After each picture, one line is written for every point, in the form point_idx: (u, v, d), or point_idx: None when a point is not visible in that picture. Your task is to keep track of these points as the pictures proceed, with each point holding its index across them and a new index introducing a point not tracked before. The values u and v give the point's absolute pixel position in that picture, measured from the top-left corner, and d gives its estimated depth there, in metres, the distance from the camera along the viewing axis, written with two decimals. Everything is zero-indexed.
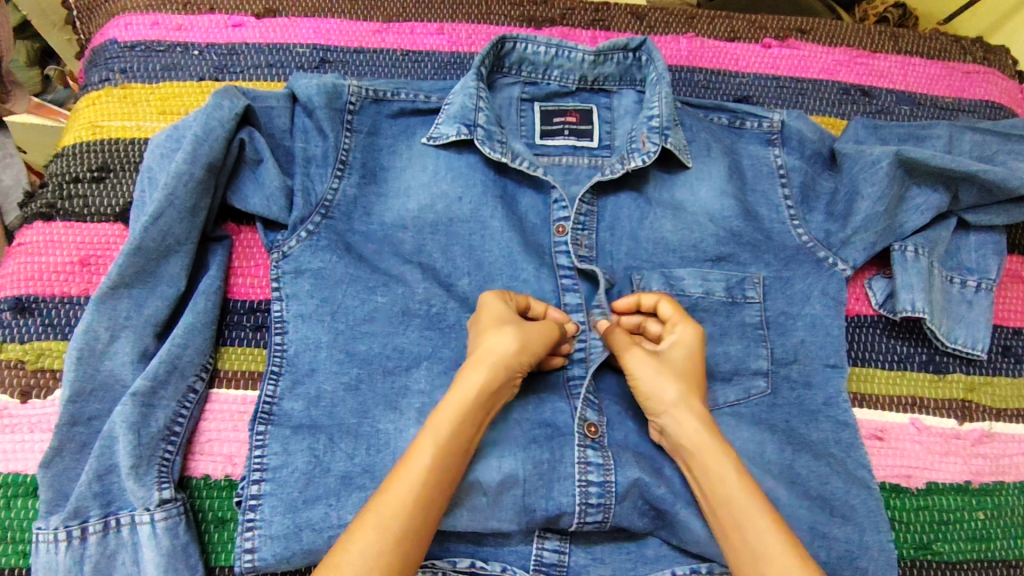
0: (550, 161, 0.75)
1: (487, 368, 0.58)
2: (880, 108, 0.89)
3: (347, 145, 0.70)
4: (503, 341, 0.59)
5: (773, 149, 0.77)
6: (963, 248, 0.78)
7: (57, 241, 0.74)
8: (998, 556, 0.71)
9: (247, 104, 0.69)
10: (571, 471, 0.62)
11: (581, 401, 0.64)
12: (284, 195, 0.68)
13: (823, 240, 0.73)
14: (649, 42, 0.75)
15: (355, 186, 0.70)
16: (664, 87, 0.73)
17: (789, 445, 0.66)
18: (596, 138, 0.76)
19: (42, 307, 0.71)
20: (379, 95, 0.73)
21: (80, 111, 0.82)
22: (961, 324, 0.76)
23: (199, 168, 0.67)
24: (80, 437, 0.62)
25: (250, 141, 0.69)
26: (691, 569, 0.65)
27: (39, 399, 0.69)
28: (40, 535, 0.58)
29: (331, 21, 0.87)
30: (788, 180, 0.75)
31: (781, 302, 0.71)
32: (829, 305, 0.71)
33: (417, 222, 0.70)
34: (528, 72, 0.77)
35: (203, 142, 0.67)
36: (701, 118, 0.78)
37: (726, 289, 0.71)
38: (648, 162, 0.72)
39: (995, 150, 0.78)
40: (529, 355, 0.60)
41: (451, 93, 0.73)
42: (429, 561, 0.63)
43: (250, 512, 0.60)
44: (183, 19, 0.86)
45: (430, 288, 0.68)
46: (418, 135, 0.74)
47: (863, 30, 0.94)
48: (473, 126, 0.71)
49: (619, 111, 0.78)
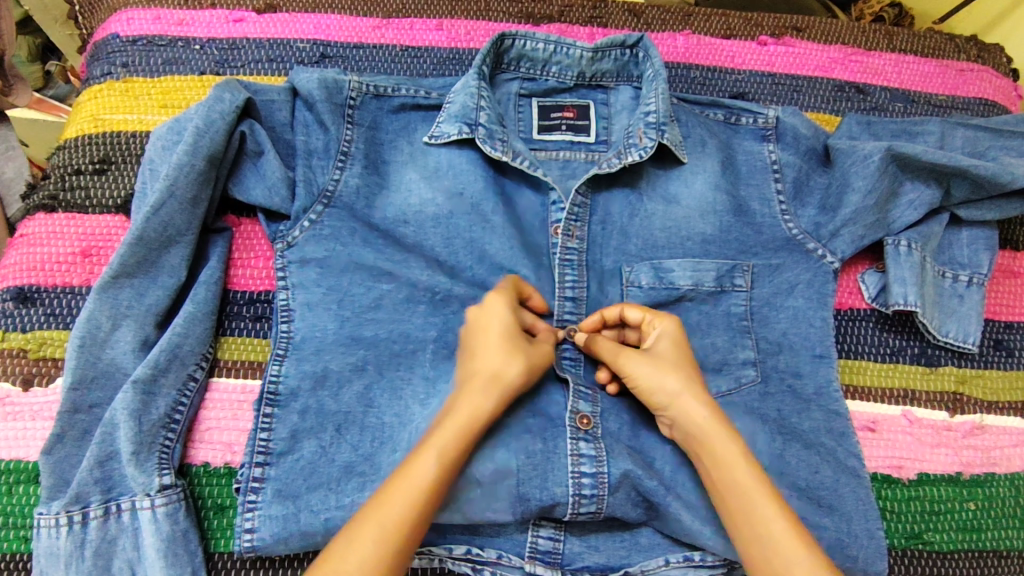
0: (548, 156, 0.76)
1: (494, 390, 0.59)
2: (874, 105, 0.90)
3: (348, 138, 0.71)
4: (513, 366, 0.60)
5: (768, 144, 0.77)
6: (956, 243, 0.79)
7: (58, 232, 0.75)
8: (989, 546, 0.72)
9: (248, 98, 0.70)
10: (564, 461, 0.62)
11: (573, 394, 0.65)
12: (286, 186, 0.69)
13: (813, 233, 0.74)
14: (646, 38, 0.76)
15: (357, 176, 0.70)
16: (660, 84, 0.74)
17: (781, 436, 0.67)
18: (593, 134, 0.77)
19: (44, 297, 0.72)
20: (379, 91, 0.74)
21: (82, 104, 0.83)
22: (953, 317, 0.77)
23: (201, 158, 0.68)
24: (82, 424, 0.63)
25: (250, 134, 0.70)
26: (684, 557, 0.66)
27: (41, 387, 0.69)
28: (41, 519, 0.59)
29: (332, 16, 0.88)
30: (780, 176, 0.76)
31: (777, 297, 0.72)
32: (822, 299, 0.72)
33: (416, 216, 0.71)
34: (527, 68, 0.78)
35: (205, 133, 0.67)
36: (698, 114, 0.79)
37: (716, 279, 0.72)
38: (645, 157, 0.72)
39: (986, 146, 0.79)
40: (531, 380, 0.62)
41: (451, 91, 0.74)
42: (426, 548, 0.65)
43: (251, 494, 0.61)
44: (184, 14, 0.87)
45: (431, 278, 0.69)
46: (419, 132, 0.74)
47: (858, 28, 0.95)
48: (474, 124, 0.72)
49: (617, 107, 0.78)
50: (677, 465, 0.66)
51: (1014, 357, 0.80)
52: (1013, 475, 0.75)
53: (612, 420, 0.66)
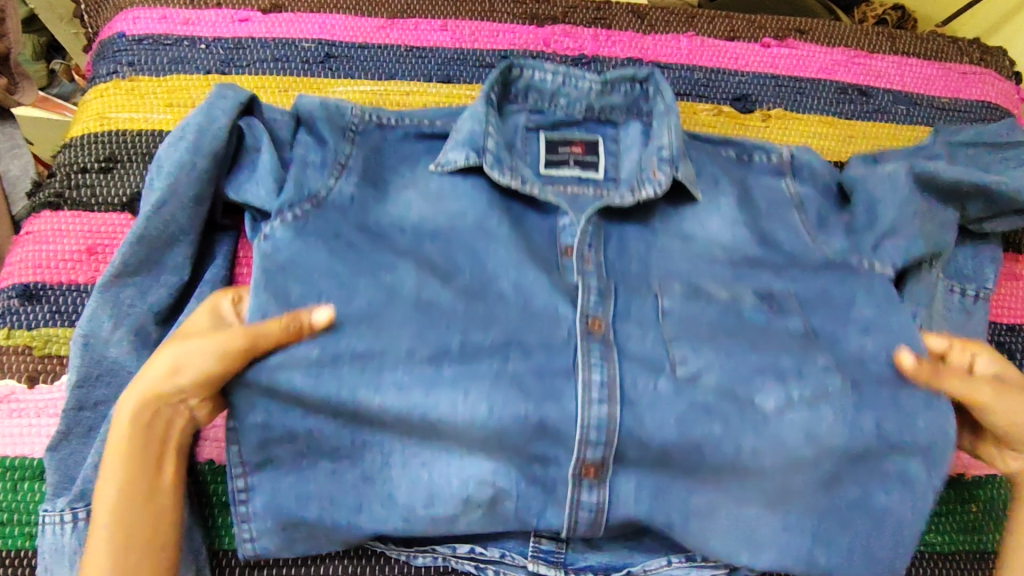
0: (555, 189, 0.71)
1: (136, 398, 0.59)
2: (878, 108, 0.91)
3: (346, 153, 0.69)
4: (158, 368, 0.60)
5: (785, 178, 0.76)
6: (959, 245, 0.79)
7: (64, 230, 0.75)
8: (990, 547, 0.73)
9: (250, 95, 0.71)
10: (566, 497, 0.63)
11: (579, 445, 0.62)
12: (274, 181, 0.67)
13: (851, 249, 0.72)
14: (657, 74, 0.74)
15: (353, 187, 0.68)
16: (673, 118, 0.73)
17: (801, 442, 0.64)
18: (602, 170, 0.73)
19: (49, 294, 0.73)
20: (383, 122, 0.72)
21: (88, 103, 0.83)
22: (966, 334, 0.76)
23: (205, 159, 0.67)
24: (87, 421, 0.64)
25: (249, 129, 0.70)
26: (685, 557, 0.68)
27: (46, 384, 0.70)
28: (45, 516, 0.59)
29: (336, 16, 0.88)
30: (801, 210, 0.74)
31: (815, 308, 0.69)
32: (853, 318, 0.69)
33: (415, 228, 0.69)
34: (534, 100, 0.75)
35: (206, 130, 0.67)
36: (709, 151, 0.77)
37: (757, 295, 0.69)
38: (660, 193, 0.71)
39: (986, 159, 0.78)
40: (183, 361, 0.60)
41: (459, 119, 0.72)
42: (430, 546, 0.67)
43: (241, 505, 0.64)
44: (190, 13, 0.87)
45: (430, 287, 0.65)
46: (424, 162, 0.72)
47: (862, 30, 0.95)
48: (482, 151, 0.70)
49: (627, 142, 0.75)
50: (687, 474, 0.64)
51: (1017, 358, 0.80)
52: None
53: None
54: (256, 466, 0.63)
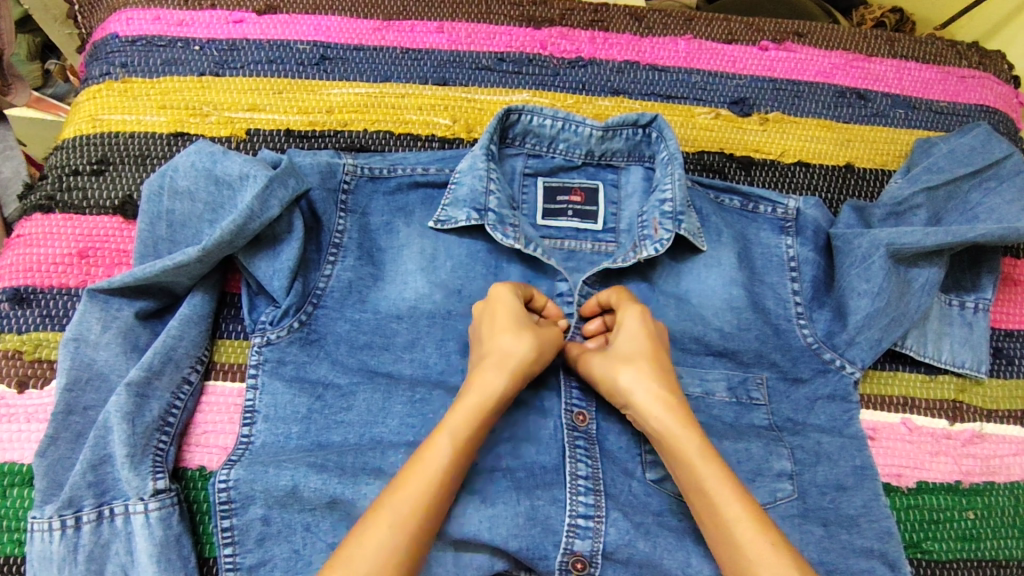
0: (553, 244, 0.75)
1: (502, 371, 0.61)
2: (876, 112, 0.90)
3: (341, 228, 0.71)
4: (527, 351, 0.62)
5: (786, 238, 0.76)
6: (960, 255, 0.78)
7: (55, 232, 0.75)
8: (987, 555, 0.72)
9: (308, 187, 0.70)
10: (556, 551, 0.60)
11: (568, 531, 0.60)
12: (290, 275, 0.66)
13: (827, 340, 0.72)
14: (659, 118, 0.74)
15: (350, 269, 0.70)
16: (676, 168, 0.72)
17: (788, 460, 0.66)
18: (601, 221, 0.76)
19: (39, 298, 0.72)
20: (374, 173, 0.73)
21: (80, 105, 0.82)
22: (967, 348, 0.76)
23: (242, 240, 0.66)
24: (76, 425, 0.62)
25: (286, 218, 0.68)
26: None
27: (36, 389, 0.69)
28: (35, 523, 0.58)
29: (332, 18, 0.87)
30: (798, 273, 0.75)
31: (784, 389, 0.70)
32: (830, 389, 0.71)
33: (412, 312, 0.70)
34: (532, 144, 0.77)
35: (253, 218, 0.66)
36: (711, 200, 0.77)
37: (728, 389, 0.69)
38: (660, 250, 0.71)
39: (965, 190, 0.77)
40: (540, 361, 0.63)
41: (458, 171, 0.73)
42: None
43: (226, 549, 0.59)
44: (184, 14, 0.86)
45: (416, 377, 0.67)
46: (417, 214, 0.73)
47: (860, 33, 0.94)
48: (484, 210, 0.71)
49: (627, 189, 0.77)
50: (678, 510, 0.63)
51: (1015, 365, 0.80)
52: (1011, 484, 0.75)
53: (611, 438, 0.66)
54: (241, 491, 0.60)
